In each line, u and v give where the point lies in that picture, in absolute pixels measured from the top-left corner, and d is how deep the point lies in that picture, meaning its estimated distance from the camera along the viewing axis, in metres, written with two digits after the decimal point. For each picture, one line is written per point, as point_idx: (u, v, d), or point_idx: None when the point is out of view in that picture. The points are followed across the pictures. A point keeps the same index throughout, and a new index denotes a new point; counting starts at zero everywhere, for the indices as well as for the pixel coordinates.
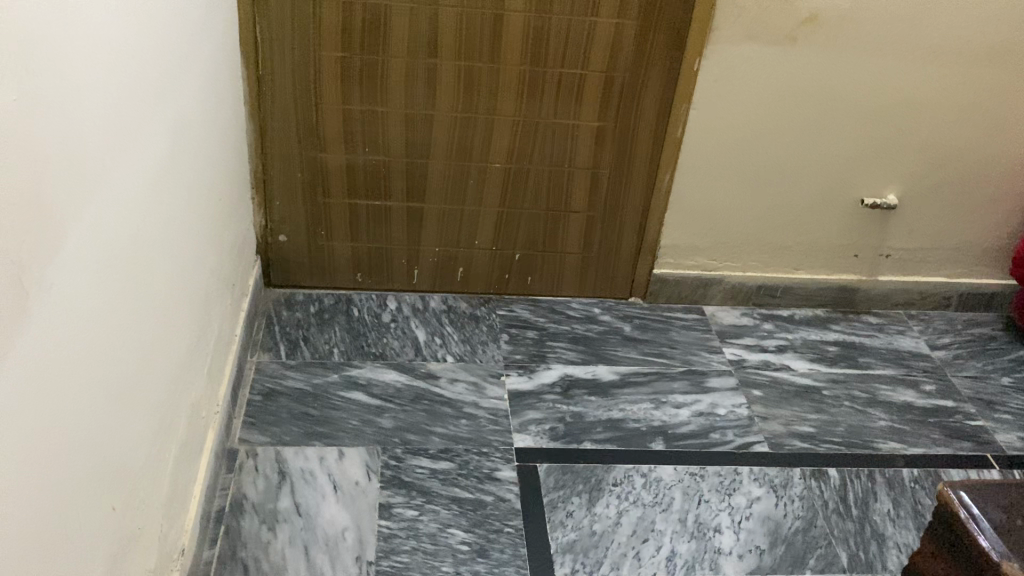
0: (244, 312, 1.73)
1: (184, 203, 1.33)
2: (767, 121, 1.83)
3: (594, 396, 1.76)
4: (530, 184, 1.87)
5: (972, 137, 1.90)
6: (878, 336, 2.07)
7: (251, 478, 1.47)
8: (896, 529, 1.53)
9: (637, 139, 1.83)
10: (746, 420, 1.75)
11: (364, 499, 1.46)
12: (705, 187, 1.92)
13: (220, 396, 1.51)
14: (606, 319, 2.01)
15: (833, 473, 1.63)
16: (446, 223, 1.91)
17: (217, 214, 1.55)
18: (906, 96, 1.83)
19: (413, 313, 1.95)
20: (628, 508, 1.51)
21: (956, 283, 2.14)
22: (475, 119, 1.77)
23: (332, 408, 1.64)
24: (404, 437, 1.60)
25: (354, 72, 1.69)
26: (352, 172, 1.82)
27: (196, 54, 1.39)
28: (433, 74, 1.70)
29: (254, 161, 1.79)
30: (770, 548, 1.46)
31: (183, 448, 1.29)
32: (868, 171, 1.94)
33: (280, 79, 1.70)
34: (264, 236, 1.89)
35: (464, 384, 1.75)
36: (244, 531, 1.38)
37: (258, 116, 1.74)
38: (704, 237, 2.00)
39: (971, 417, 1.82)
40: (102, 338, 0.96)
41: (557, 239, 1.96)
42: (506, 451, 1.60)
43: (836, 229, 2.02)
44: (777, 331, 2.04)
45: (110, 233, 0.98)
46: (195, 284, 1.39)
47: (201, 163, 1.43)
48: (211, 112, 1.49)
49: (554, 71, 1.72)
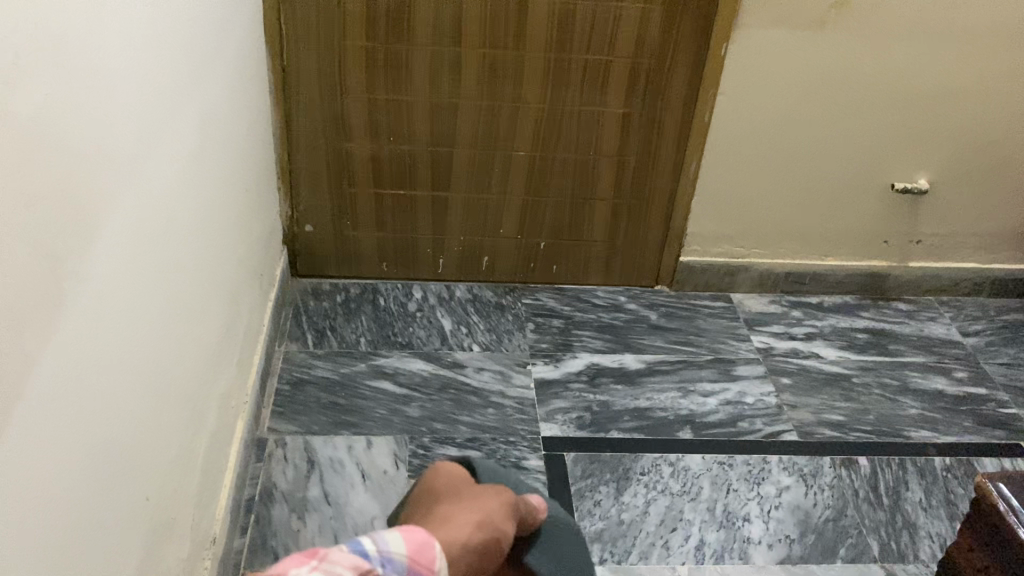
0: (271, 302, 1.74)
1: (211, 195, 1.34)
2: (795, 104, 1.81)
3: (620, 385, 1.75)
4: (556, 172, 1.86)
5: (1005, 120, 1.87)
6: (909, 323, 2.04)
7: (280, 468, 1.49)
8: (928, 518, 1.52)
9: (664, 125, 1.81)
10: (774, 409, 1.73)
11: (393, 488, 1.47)
12: (733, 173, 1.90)
13: (249, 387, 1.52)
14: (632, 308, 2.00)
15: (863, 462, 1.62)
16: (471, 211, 1.90)
17: (243, 206, 1.55)
18: (938, 80, 1.80)
19: (438, 302, 1.94)
20: (656, 498, 1.51)
21: (987, 269, 2.11)
22: (500, 108, 1.76)
23: (359, 397, 1.65)
24: (432, 426, 1.60)
25: (378, 62, 1.69)
26: (377, 162, 1.82)
27: (221, 44, 1.39)
28: (457, 62, 1.70)
29: (280, 152, 1.79)
30: (800, 538, 1.46)
31: (214, 438, 1.30)
32: (900, 156, 1.91)
33: (305, 72, 1.70)
34: (291, 226, 1.89)
35: (490, 373, 1.74)
36: (274, 520, 1.39)
37: (283, 105, 1.74)
38: (731, 224, 1.98)
39: (1003, 405, 1.80)
40: (132, 331, 0.97)
41: (583, 227, 1.95)
42: (533, 440, 1.60)
43: (866, 214, 1.99)
44: (806, 318, 2.02)
45: (138, 228, 0.98)
46: (223, 277, 1.40)
47: (226, 152, 1.43)
48: (236, 103, 1.49)
49: (579, 58, 1.71)
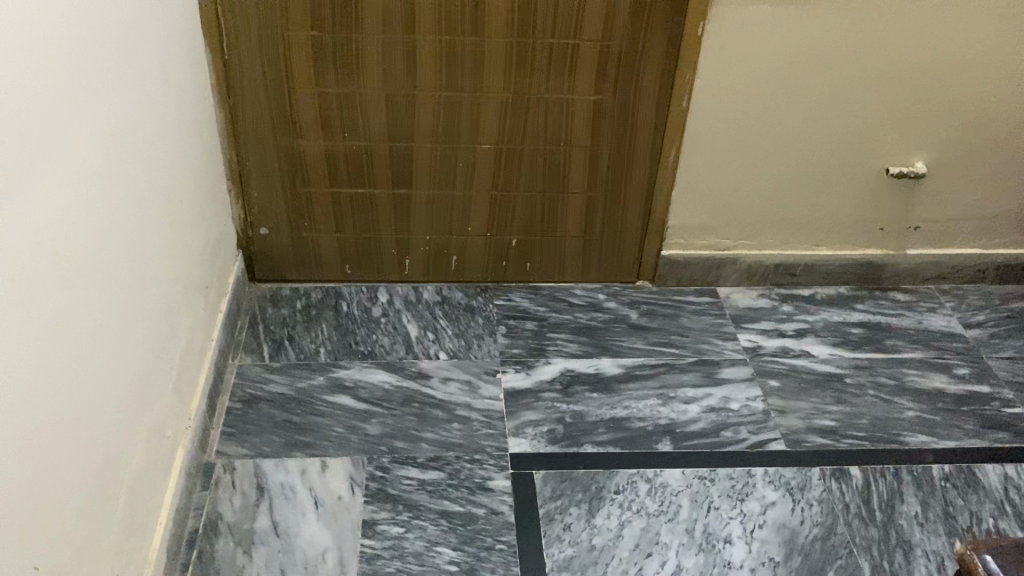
0: (221, 313, 1.63)
1: (137, 207, 1.24)
2: (779, 85, 1.68)
3: (596, 393, 1.64)
4: (524, 166, 1.74)
5: (1008, 96, 1.73)
6: (907, 315, 1.91)
7: (227, 496, 1.39)
8: (924, 535, 1.41)
9: (639, 111, 1.68)
10: (761, 415, 1.62)
11: (347, 516, 1.37)
12: (713, 161, 1.77)
13: (192, 409, 1.42)
14: (611, 306, 1.88)
15: (856, 473, 1.51)
16: (435, 209, 1.79)
17: (182, 216, 1.44)
18: (932, 56, 1.66)
19: (405, 306, 1.83)
20: (630, 519, 1.40)
21: (990, 255, 1.98)
22: (461, 99, 1.64)
23: (316, 415, 1.55)
24: (392, 445, 1.50)
25: (326, 53, 1.57)
26: (332, 159, 1.70)
27: (145, 39, 1.27)
28: (412, 51, 1.57)
29: (228, 151, 1.68)
30: (785, 561, 1.35)
31: (143, 473, 1.20)
32: (893, 138, 1.78)
33: (248, 66, 1.58)
34: (245, 229, 1.78)
35: (457, 384, 1.64)
36: (217, 556, 1.30)
37: (227, 102, 1.62)
38: (715, 215, 1.86)
39: (1008, 404, 1.68)
40: (14, 377, 0.87)
41: (556, 222, 1.83)
42: (500, 458, 1.50)
43: (859, 201, 1.87)
44: (797, 313, 1.90)
45: (14, 266, 0.87)
46: (154, 298, 1.29)
47: (156, 158, 1.32)
48: (169, 105, 1.38)
49: (543, 42, 1.58)
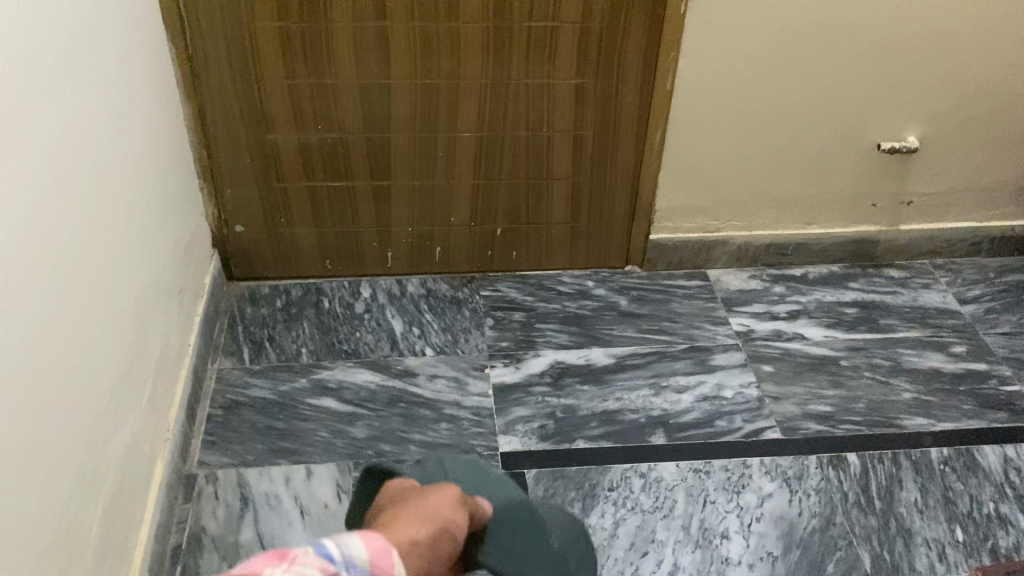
0: (199, 317, 1.58)
1: (100, 212, 1.18)
2: (767, 62, 1.62)
3: (587, 386, 1.61)
4: (506, 153, 1.68)
5: (1000, 64, 1.68)
6: (901, 293, 1.88)
7: (211, 508, 1.35)
8: (924, 522, 1.39)
9: (622, 93, 1.62)
10: (755, 403, 1.59)
11: (334, 524, 1.33)
12: (700, 142, 1.72)
13: (170, 419, 1.38)
14: (600, 293, 1.84)
15: (853, 460, 1.48)
16: (415, 200, 1.73)
17: (149, 222, 1.37)
18: (923, 27, 1.61)
19: (388, 301, 1.79)
20: (625, 517, 1.37)
21: (984, 228, 1.94)
22: (438, 87, 1.57)
23: (299, 419, 1.50)
24: (379, 448, 1.46)
25: (295, 44, 1.50)
26: (306, 154, 1.64)
27: (99, 37, 1.20)
28: (385, 38, 1.50)
29: (197, 148, 1.62)
30: (783, 555, 1.32)
31: (119, 492, 1.16)
32: (884, 112, 1.73)
33: (214, 60, 1.51)
34: (220, 227, 1.73)
35: (444, 381, 1.60)
36: (202, 571, 1.26)
37: (194, 98, 1.56)
38: (704, 196, 1.81)
39: (1006, 382, 1.65)
40: None
41: (541, 209, 1.78)
42: (490, 457, 1.46)
43: (851, 177, 1.82)
44: (789, 294, 1.87)
45: None
46: (124, 308, 1.24)
47: (119, 163, 1.26)
48: (129, 104, 1.31)
49: (521, 26, 1.51)
